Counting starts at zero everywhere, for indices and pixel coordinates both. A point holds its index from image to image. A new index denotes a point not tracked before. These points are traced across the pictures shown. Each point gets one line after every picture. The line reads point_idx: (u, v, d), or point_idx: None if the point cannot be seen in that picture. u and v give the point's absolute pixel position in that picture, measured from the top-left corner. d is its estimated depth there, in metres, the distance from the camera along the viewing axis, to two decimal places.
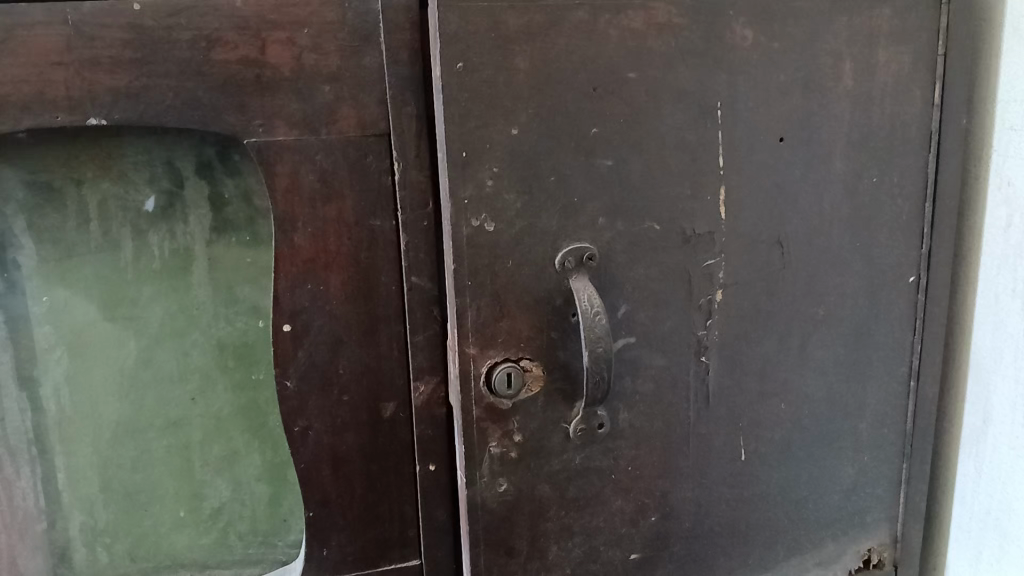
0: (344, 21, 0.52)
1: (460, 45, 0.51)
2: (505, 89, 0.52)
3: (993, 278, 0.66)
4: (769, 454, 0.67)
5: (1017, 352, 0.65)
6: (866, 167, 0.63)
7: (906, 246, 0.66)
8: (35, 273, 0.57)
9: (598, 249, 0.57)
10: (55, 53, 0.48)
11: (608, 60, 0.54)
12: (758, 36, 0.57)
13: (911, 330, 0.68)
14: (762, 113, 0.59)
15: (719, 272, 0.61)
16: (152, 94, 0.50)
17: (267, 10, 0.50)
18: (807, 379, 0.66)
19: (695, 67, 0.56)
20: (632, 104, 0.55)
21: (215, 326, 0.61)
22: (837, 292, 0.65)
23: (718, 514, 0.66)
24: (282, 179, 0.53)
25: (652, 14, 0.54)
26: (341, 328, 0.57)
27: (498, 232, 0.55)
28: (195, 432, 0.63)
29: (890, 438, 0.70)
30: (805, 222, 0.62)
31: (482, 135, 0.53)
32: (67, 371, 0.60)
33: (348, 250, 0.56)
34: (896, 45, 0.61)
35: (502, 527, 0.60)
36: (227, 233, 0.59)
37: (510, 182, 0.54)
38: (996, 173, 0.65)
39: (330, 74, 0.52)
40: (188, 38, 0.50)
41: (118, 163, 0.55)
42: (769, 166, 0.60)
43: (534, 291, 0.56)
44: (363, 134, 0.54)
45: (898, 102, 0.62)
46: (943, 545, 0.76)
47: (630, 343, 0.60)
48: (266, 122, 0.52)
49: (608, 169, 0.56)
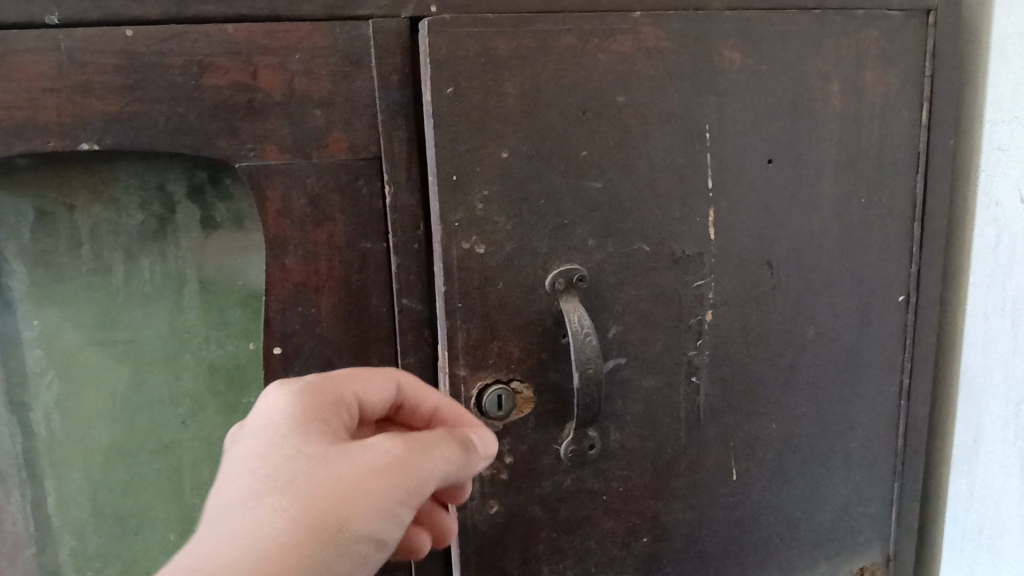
0: (335, 46, 0.52)
1: (449, 69, 0.51)
2: (496, 113, 0.53)
3: (983, 297, 0.67)
4: (761, 475, 0.67)
5: (1006, 371, 0.65)
6: (854, 188, 0.63)
7: (896, 265, 0.66)
8: (26, 297, 0.57)
9: (589, 271, 0.57)
10: (46, 79, 0.49)
11: (598, 84, 0.55)
12: (746, 59, 0.58)
13: (901, 349, 0.68)
14: (751, 135, 0.59)
15: (709, 292, 0.61)
16: (143, 119, 0.50)
17: (257, 35, 0.51)
18: (799, 398, 0.66)
19: (684, 90, 0.57)
20: (622, 126, 0.56)
21: (206, 349, 0.61)
22: (827, 312, 0.65)
23: (710, 535, 0.66)
24: (273, 203, 0.54)
25: (640, 38, 0.55)
26: (332, 351, 0.57)
27: (488, 254, 0.55)
28: (186, 456, 0.63)
29: (881, 457, 0.71)
30: (794, 242, 0.62)
31: (472, 158, 0.53)
32: (57, 395, 0.60)
33: (339, 273, 0.56)
34: (883, 67, 0.61)
35: (494, 550, 0.60)
36: (220, 255, 0.59)
37: (500, 205, 0.54)
38: (984, 194, 0.65)
39: (322, 98, 0.53)
40: (180, 64, 0.50)
41: (110, 188, 0.56)
42: (758, 187, 0.60)
43: (524, 313, 0.56)
44: (355, 158, 0.54)
45: (887, 124, 0.63)
46: (936, 563, 0.76)
47: (620, 364, 0.60)
48: (257, 146, 0.52)
49: (598, 191, 0.56)
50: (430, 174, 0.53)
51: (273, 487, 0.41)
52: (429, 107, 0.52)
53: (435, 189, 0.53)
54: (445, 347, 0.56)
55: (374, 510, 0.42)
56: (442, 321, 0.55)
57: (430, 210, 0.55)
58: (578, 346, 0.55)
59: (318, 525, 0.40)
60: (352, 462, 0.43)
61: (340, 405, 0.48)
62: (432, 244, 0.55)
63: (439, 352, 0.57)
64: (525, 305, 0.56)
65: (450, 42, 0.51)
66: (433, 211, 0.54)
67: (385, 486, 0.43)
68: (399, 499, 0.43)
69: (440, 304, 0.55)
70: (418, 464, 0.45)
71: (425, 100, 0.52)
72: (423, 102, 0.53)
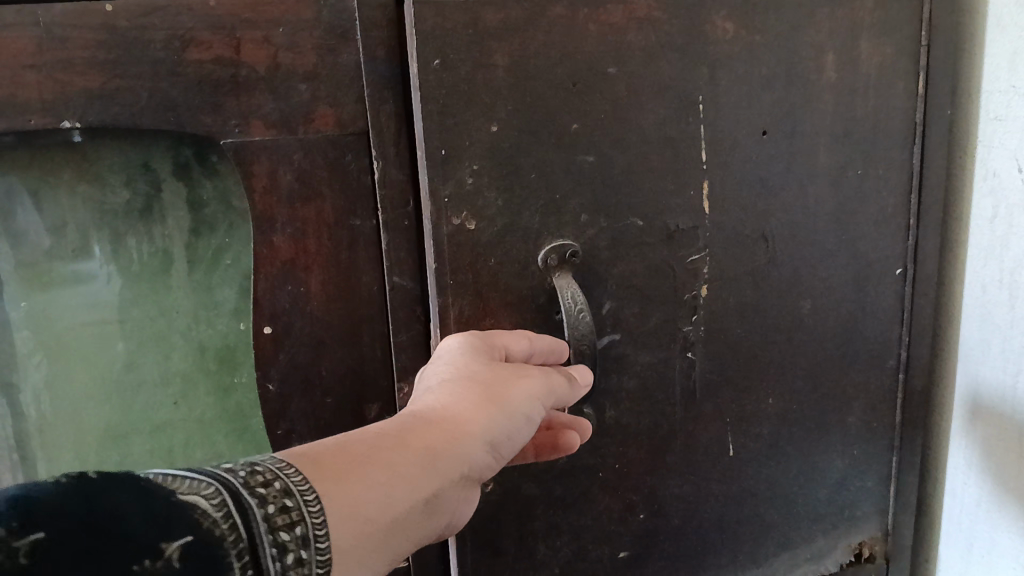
0: (320, 19, 0.51)
1: (436, 42, 0.50)
2: (485, 86, 0.52)
3: (980, 269, 0.66)
4: (758, 449, 0.66)
5: (1004, 343, 0.64)
6: (850, 159, 0.62)
7: (893, 238, 0.65)
8: (13, 277, 0.56)
9: (581, 245, 0.56)
10: (27, 55, 0.48)
11: (588, 56, 0.54)
12: (740, 29, 0.56)
13: (899, 321, 0.68)
14: (744, 107, 0.58)
15: (704, 266, 0.60)
16: (126, 95, 0.50)
17: (241, 9, 0.50)
18: (795, 373, 0.66)
19: (676, 62, 0.56)
20: (614, 100, 0.55)
21: (196, 329, 0.60)
22: (824, 285, 0.64)
23: (707, 510, 0.66)
24: (260, 179, 0.53)
25: (632, 8, 0.54)
26: (322, 330, 0.57)
27: (479, 230, 0.54)
28: (178, 436, 0.62)
29: (878, 430, 0.70)
30: (790, 215, 0.62)
31: (462, 132, 0.52)
32: (47, 375, 0.59)
33: (328, 250, 0.56)
34: (880, 36, 0.60)
35: (489, 528, 0.60)
36: (207, 234, 0.59)
37: (491, 180, 0.53)
38: (981, 165, 0.65)
39: (308, 73, 0.52)
40: (162, 38, 0.49)
41: (95, 166, 0.55)
42: (752, 159, 0.59)
43: (517, 290, 0.56)
44: (342, 133, 0.53)
45: (883, 94, 0.62)
46: (934, 537, 0.76)
47: (614, 341, 0.59)
48: (242, 122, 0.52)
49: (589, 165, 0.55)
50: (419, 149, 0.52)
51: (444, 377, 0.47)
52: (416, 81, 0.51)
53: (424, 165, 0.52)
54: (439, 324, 0.55)
55: (516, 409, 0.47)
56: (435, 298, 0.55)
57: (420, 187, 0.54)
58: (572, 324, 0.54)
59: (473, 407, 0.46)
60: (508, 383, 0.48)
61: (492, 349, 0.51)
62: (422, 222, 0.55)
63: (430, 331, 0.57)
64: (517, 281, 0.56)
65: (438, 13, 0.50)
66: (423, 188, 0.53)
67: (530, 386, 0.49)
68: (538, 401, 0.49)
69: (433, 283, 0.55)
70: (554, 379, 0.51)
71: (413, 73, 0.52)
72: (410, 75, 0.52)
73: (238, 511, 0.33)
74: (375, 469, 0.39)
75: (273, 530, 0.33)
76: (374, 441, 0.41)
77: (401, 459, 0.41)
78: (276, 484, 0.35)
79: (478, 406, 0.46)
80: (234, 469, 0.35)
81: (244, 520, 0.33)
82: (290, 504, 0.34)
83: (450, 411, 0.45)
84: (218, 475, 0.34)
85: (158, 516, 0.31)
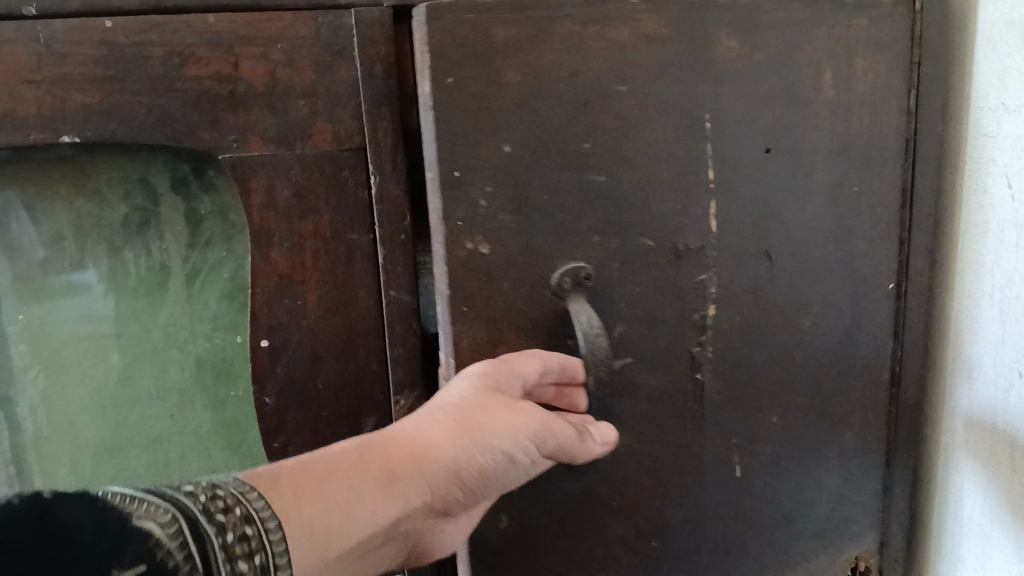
0: (317, 35, 0.52)
1: (447, 66, 0.51)
2: (492, 112, 0.53)
3: (972, 284, 0.66)
4: (756, 466, 0.66)
5: (995, 357, 0.65)
6: (846, 175, 0.63)
7: (886, 253, 0.66)
8: (10, 292, 0.56)
9: (593, 267, 0.57)
10: (26, 71, 0.48)
11: (592, 75, 0.54)
12: (744, 47, 0.57)
13: (890, 336, 0.68)
14: (743, 124, 0.59)
15: (712, 285, 0.61)
16: (125, 111, 0.50)
17: (239, 26, 0.50)
18: (792, 388, 0.66)
19: (680, 80, 0.56)
20: (621, 118, 0.55)
21: (193, 342, 0.61)
22: (820, 301, 0.65)
23: (708, 528, 0.66)
24: (258, 195, 0.53)
25: (640, 26, 0.55)
26: (319, 343, 0.57)
27: (493, 252, 0.55)
28: (174, 450, 0.62)
29: (873, 444, 0.70)
30: (787, 231, 0.62)
31: (473, 155, 0.53)
32: (43, 390, 0.59)
33: (326, 265, 0.56)
34: (874, 53, 0.61)
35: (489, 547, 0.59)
36: (204, 248, 0.58)
37: (501, 203, 0.54)
38: (972, 181, 0.65)
39: (305, 89, 0.52)
40: (161, 55, 0.50)
41: (93, 180, 0.55)
42: (758, 175, 0.60)
43: (520, 306, 0.56)
44: (339, 149, 0.54)
45: (877, 111, 0.62)
46: (927, 550, 0.76)
47: (627, 363, 0.60)
48: (240, 138, 0.52)
49: (602, 184, 0.56)
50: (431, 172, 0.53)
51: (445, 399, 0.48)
52: (429, 105, 0.52)
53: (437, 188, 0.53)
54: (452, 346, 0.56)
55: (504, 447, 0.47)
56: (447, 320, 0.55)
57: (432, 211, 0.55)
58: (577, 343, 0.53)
59: (457, 440, 0.46)
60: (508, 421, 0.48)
61: (512, 379, 0.50)
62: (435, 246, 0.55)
63: (442, 351, 0.57)
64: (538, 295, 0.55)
65: (450, 39, 0.51)
66: (436, 212, 0.54)
67: (523, 425, 0.48)
68: (533, 440, 0.49)
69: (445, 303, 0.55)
70: (556, 420, 0.50)
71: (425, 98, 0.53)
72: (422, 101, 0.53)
73: (189, 541, 0.34)
74: (331, 488, 0.41)
75: (228, 558, 0.35)
76: (337, 461, 0.42)
77: (361, 480, 0.42)
78: (237, 510, 0.37)
79: (457, 436, 0.46)
80: (198, 492, 0.37)
81: (199, 548, 0.35)
82: (249, 531, 0.37)
83: (426, 436, 0.46)
84: (180, 499, 0.36)
85: (103, 543, 0.33)
